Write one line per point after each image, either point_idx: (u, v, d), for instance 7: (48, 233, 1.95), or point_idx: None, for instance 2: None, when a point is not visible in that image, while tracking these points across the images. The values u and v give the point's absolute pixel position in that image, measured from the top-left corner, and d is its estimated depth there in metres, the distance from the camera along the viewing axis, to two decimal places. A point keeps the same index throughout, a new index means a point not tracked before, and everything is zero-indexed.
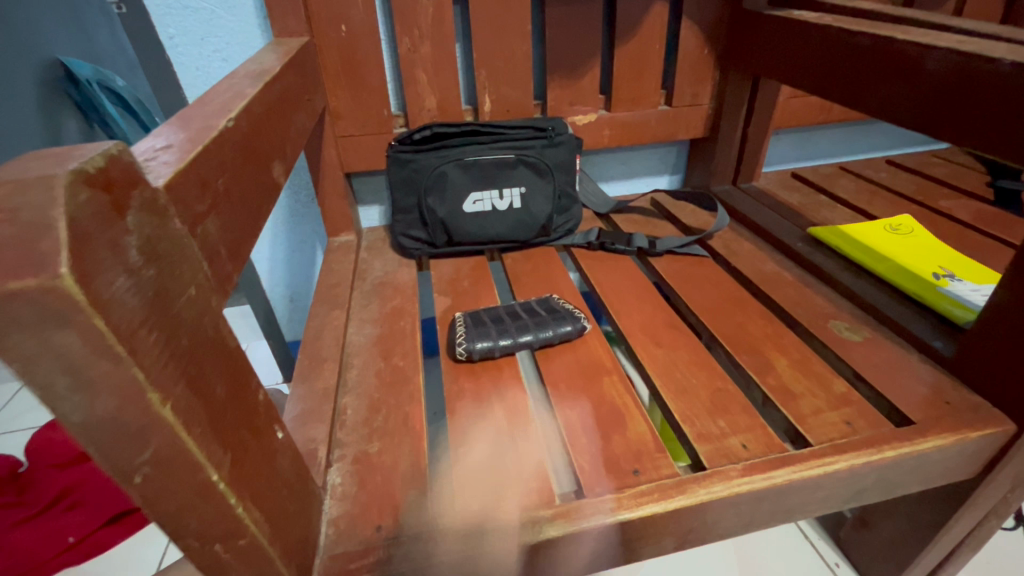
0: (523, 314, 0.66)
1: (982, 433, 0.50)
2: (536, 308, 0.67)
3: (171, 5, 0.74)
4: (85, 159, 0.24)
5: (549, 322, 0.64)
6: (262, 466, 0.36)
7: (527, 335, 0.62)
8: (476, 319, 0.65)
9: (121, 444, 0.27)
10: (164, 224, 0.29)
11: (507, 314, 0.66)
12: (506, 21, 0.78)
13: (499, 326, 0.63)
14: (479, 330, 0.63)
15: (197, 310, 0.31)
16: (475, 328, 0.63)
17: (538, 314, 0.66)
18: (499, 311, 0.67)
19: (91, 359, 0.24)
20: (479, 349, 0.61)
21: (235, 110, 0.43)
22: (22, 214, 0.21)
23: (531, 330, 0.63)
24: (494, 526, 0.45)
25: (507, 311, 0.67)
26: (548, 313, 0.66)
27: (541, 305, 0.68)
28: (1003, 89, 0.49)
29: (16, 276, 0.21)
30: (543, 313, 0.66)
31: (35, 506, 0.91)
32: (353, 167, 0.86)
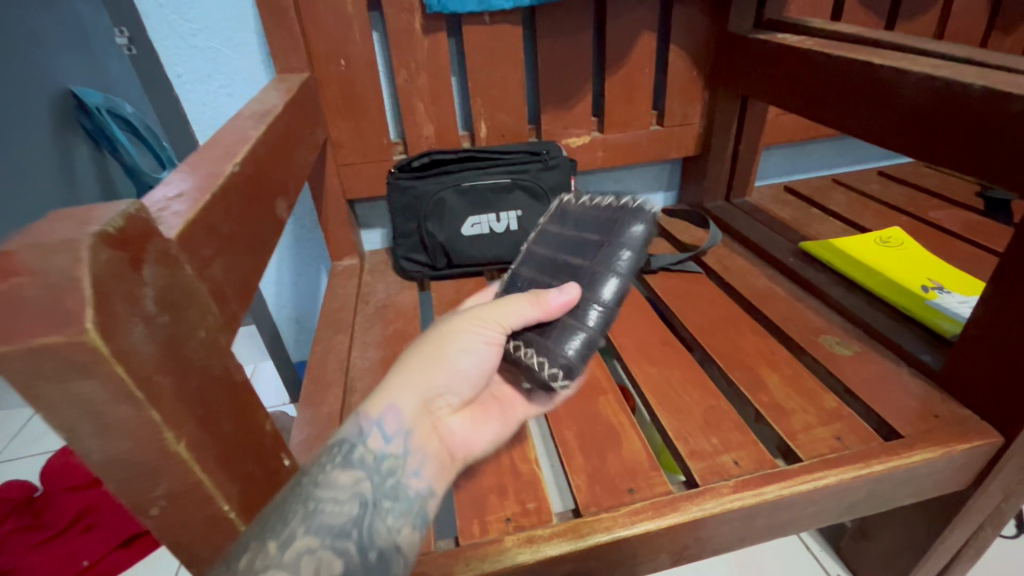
0: (574, 261, 0.53)
1: (970, 446, 0.51)
2: (583, 239, 0.55)
3: (180, 45, 0.77)
4: (105, 220, 0.26)
5: (614, 262, 0.51)
6: (269, 492, 0.38)
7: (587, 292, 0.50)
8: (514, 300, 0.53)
9: (136, 480, 0.29)
10: (176, 273, 0.31)
11: (550, 268, 0.54)
12: (499, 52, 0.81)
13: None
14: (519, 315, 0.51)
15: (206, 350, 0.33)
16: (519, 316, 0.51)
17: (594, 251, 0.53)
18: (538, 269, 0.55)
19: (111, 404, 0.26)
20: (561, 342, 0.48)
21: (240, 155, 0.45)
22: (48, 275, 0.24)
23: (594, 282, 0.50)
24: (493, 546, 0.46)
25: (543, 261, 0.55)
26: (607, 245, 0.53)
27: (586, 229, 0.56)
28: (975, 111, 0.51)
29: (46, 332, 0.23)
30: (600, 248, 0.53)
31: (51, 529, 0.93)
32: (355, 194, 0.89)
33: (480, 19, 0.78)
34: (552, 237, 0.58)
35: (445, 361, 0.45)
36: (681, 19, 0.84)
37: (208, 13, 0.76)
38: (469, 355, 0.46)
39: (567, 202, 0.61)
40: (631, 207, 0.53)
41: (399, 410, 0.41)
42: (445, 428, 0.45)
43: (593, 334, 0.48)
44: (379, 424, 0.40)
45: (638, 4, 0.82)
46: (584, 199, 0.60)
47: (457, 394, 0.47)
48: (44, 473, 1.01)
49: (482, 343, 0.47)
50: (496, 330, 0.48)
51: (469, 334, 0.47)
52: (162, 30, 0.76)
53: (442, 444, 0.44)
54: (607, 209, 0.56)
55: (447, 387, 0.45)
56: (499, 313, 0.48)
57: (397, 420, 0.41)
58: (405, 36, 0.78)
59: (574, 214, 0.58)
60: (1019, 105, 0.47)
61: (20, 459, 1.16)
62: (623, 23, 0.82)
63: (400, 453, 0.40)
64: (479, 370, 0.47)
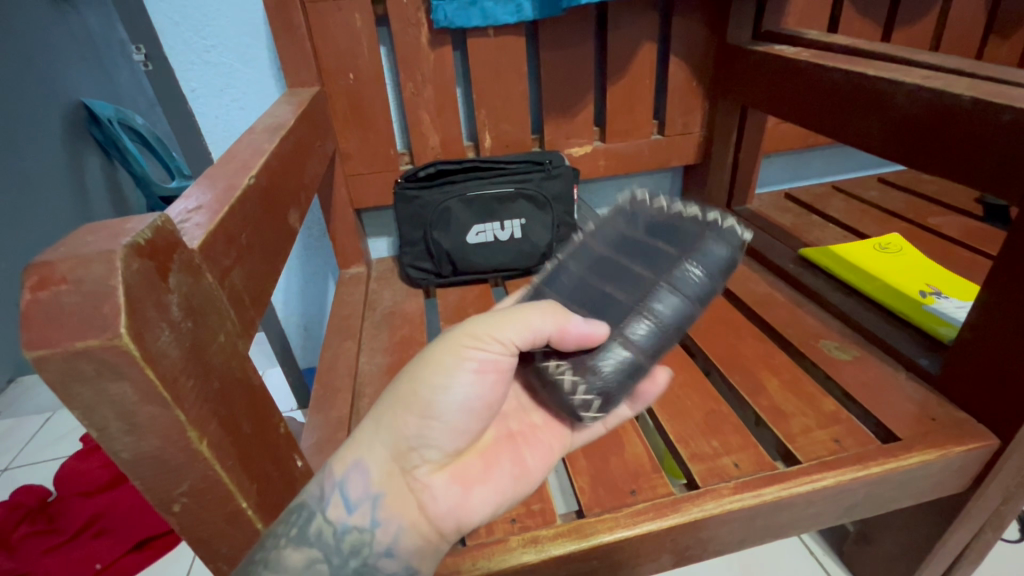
0: (635, 272, 0.47)
1: (966, 448, 0.52)
2: (651, 248, 0.49)
3: (194, 61, 0.80)
4: (136, 231, 0.28)
5: (681, 284, 0.46)
6: (284, 492, 0.39)
7: (644, 311, 0.45)
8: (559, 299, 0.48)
9: (162, 477, 0.31)
10: (198, 281, 0.33)
11: (608, 271, 0.49)
12: (503, 65, 0.83)
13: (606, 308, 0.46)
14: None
15: (225, 355, 0.34)
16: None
17: (661, 266, 0.47)
18: (594, 269, 0.49)
19: (140, 404, 0.28)
20: (609, 366, 0.43)
21: (256, 168, 0.47)
22: (85, 284, 0.26)
23: (654, 302, 0.45)
24: (499, 546, 0.48)
25: (601, 261, 0.50)
26: (677, 260, 0.47)
27: (656, 238, 0.49)
28: (965, 121, 0.52)
29: (83, 337, 0.25)
30: (670, 263, 0.47)
31: (65, 534, 0.95)
32: (363, 203, 0.91)
33: (484, 33, 0.80)
34: (615, 236, 0.51)
35: (422, 406, 0.40)
36: (680, 31, 0.86)
37: (222, 29, 0.79)
38: (451, 391, 0.41)
39: (640, 199, 0.54)
40: (712, 228, 0.48)
41: (365, 471, 0.40)
42: (424, 489, 0.42)
43: (642, 361, 0.44)
44: (341, 487, 0.39)
45: (638, 17, 0.84)
46: (662, 202, 0.52)
47: (439, 447, 0.42)
48: (57, 478, 1.04)
49: (471, 374, 0.42)
50: (490, 346, 0.42)
51: (453, 362, 0.41)
52: (177, 47, 0.78)
53: (418, 510, 0.41)
54: (685, 223, 0.50)
55: (424, 439, 0.41)
56: (491, 325, 0.42)
57: (361, 485, 0.39)
58: (411, 50, 0.80)
59: (645, 217, 0.52)
60: (1008, 115, 0.48)
61: (34, 464, 1.18)
62: (623, 35, 0.84)
63: (363, 521, 0.39)
64: (467, 411, 0.42)
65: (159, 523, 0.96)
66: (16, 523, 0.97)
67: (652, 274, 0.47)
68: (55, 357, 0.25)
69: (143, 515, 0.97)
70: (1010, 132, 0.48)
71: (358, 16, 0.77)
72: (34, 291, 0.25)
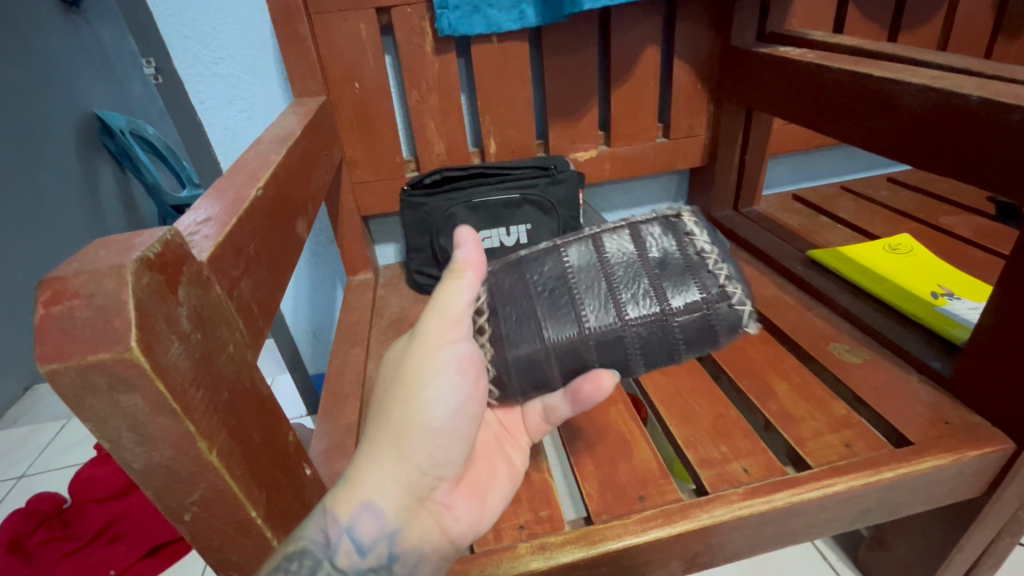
0: (612, 304, 0.44)
1: (981, 452, 0.51)
2: (649, 290, 0.44)
3: (203, 73, 0.81)
4: (146, 246, 0.29)
5: (639, 343, 0.44)
6: (293, 500, 0.39)
7: (587, 349, 0.44)
8: (530, 283, 0.46)
9: (174, 486, 0.31)
10: (207, 292, 0.33)
11: (596, 286, 0.44)
12: (507, 71, 0.84)
13: (565, 325, 0.44)
14: (519, 306, 0.45)
15: (234, 365, 0.35)
16: (528, 316, 0.45)
17: (638, 313, 0.44)
18: (588, 276, 0.45)
19: (151, 416, 0.28)
20: (520, 375, 0.45)
21: (263, 179, 0.48)
22: (97, 298, 0.26)
23: (601, 345, 0.44)
24: (507, 553, 0.48)
25: (593, 268, 0.45)
26: (655, 317, 0.44)
27: (663, 280, 0.44)
28: (974, 122, 0.51)
29: (95, 350, 0.25)
30: (648, 318, 0.44)
31: (79, 540, 0.96)
32: (369, 211, 0.91)
33: (488, 40, 0.81)
34: (633, 249, 0.45)
35: (418, 427, 0.41)
36: (684, 34, 0.86)
37: (230, 42, 0.80)
38: (441, 404, 0.42)
39: (680, 221, 0.46)
40: (717, 305, 0.44)
41: (375, 514, 0.39)
42: (439, 507, 0.44)
43: (555, 381, 0.46)
44: (351, 532, 0.39)
45: (641, 21, 0.84)
46: (702, 240, 0.45)
47: (445, 466, 0.44)
48: (72, 485, 1.05)
49: (454, 379, 0.43)
50: (452, 336, 0.43)
51: (430, 370, 0.42)
52: (186, 59, 0.80)
53: (438, 531, 0.44)
54: (703, 278, 0.44)
55: (431, 462, 0.43)
56: (440, 315, 0.43)
57: (374, 528, 0.39)
58: (416, 59, 0.81)
59: (673, 244, 0.45)
60: (1017, 115, 0.47)
61: (50, 471, 1.20)
62: (627, 39, 0.84)
63: (379, 560, 0.40)
64: (461, 418, 0.43)
65: (172, 529, 0.97)
66: (32, 530, 0.99)
67: (628, 320, 0.44)
68: (67, 370, 0.25)
69: (156, 522, 0.97)
70: (1019, 132, 0.48)
71: (363, 26, 0.77)
72: (48, 306, 0.26)
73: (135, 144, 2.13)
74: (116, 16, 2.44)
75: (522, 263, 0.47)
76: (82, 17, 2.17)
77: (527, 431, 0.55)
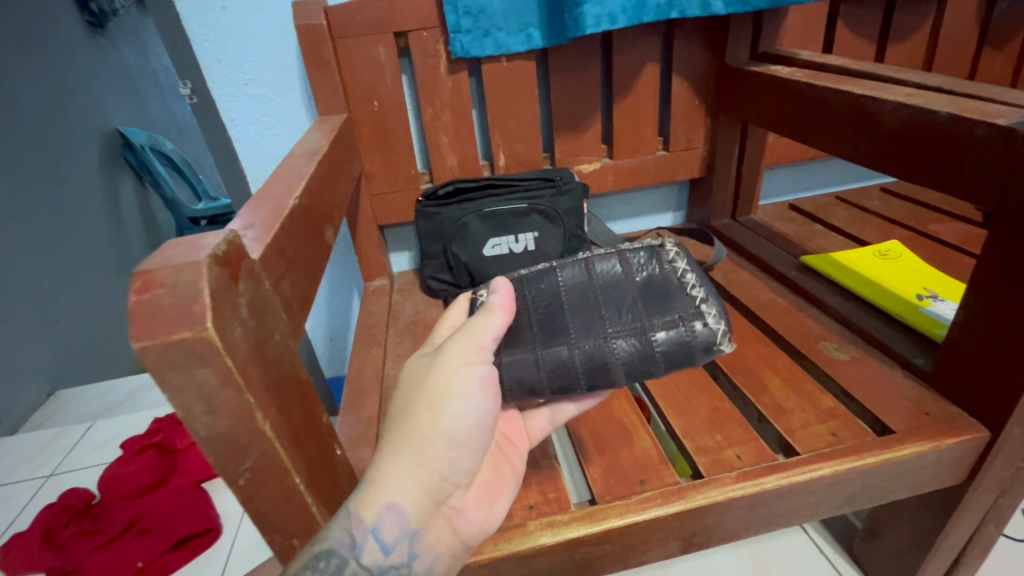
0: (597, 318, 0.51)
1: (958, 440, 0.55)
2: (629, 308, 0.50)
3: (233, 93, 0.88)
4: (214, 245, 0.34)
5: (621, 357, 0.49)
6: (327, 474, 0.44)
7: (573, 359, 0.50)
8: (529, 297, 0.53)
9: (233, 453, 0.36)
10: (259, 287, 0.39)
11: (581, 302, 0.51)
12: (516, 89, 0.90)
13: (555, 335, 0.51)
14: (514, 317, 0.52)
15: (281, 350, 0.40)
16: (523, 325, 0.51)
17: (620, 329, 0.50)
18: (574, 293, 0.52)
19: (219, 388, 0.33)
20: (513, 379, 0.50)
21: (299, 190, 0.53)
22: (179, 287, 0.31)
23: (586, 356, 0.50)
24: (518, 530, 0.52)
25: (583, 286, 0.52)
26: (635, 331, 0.50)
27: (643, 299, 0.51)
28: (944, 135, 0.56)
29: (178, 330, 0.31)
30: (629, 333, 0.50)
31: (108, 533, 1.00)
32: (386, 220, 0.97)
33: (497, 60, 0.87)
34: (617, 270, 0.52)
35: (443, 437, 0.45)
36: (681, 55, 0.92)
37: (258, 64, 0.86)
38: (465, 416, 0.46)
39: (666, 249, 0.53)
40: (691, 325, 0.49)
41: (398, 515, 0.42)
42: (453, 510, 0.47)
43: (542, 388, 0.51)
44: (376, 532, 0.41)
45: (640, 42, 0.90)
46: (682, 267, 0.52)
47: (461, 473, 0.47)
48: (101, 482, 1.10)
49: (478, 396, 0.46)
50: (479, 357, 0.47)
51: (459, 385, 0.45)
52: (219, 80, 0.86)
53: (452, 532, 0.47)
54: (679, 299, 0.50)
55: (450, 469, 0.46)
56: (470, 340, 0.47)
57: (397, 528, 0.42)
58: (431, 79, 0.87)
59: (655, 269, 0.52)
60: (981, 129, 0.52)
61: (78, 470, 1.25)
62: (627, 59, 0.90)
63: (400, 559, 0.42)
64: (480, 431, 0.47)
65: (196, 523, 1.01)
66: (64, 524, 1.03)
67: (608, 332, 0.50)
68: (155, 347, 0.31)
69: (181, 516, 1.02)
70: (983, 144, 0.53)
71: (382, 49, 0.84)
72: (139, 294, 0.31)
73: (155, 158, 2.22)
74: (138, 36, 2.55)
75: (525, 281, 0.54)
76: (107, 38, 2.28)
77: (528, 436, 0.58)
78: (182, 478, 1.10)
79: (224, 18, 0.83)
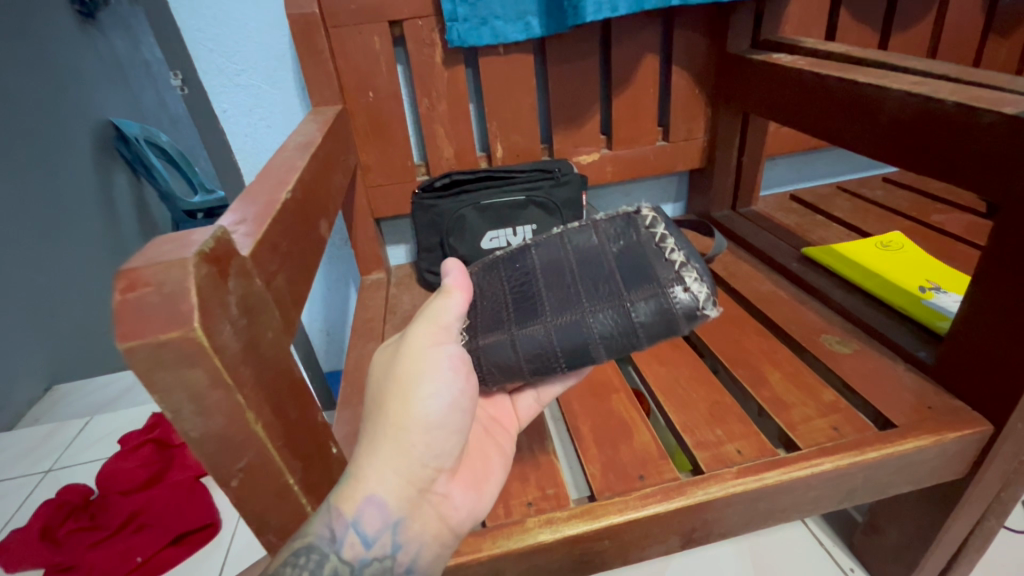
0: (574, 294, 0.51)
1: (960, 434, 0.55)
2: (606, 280, 0.50)
3: (226, 84, 0.86)
4: (202, 242, 0.33)
5: (598, 330, 0.49)
6: (323, 473, 0.44)
7: (550, 337, 0.50)
8: (506, 278, 0.55)
9: (225, 453, 0.35)
10: (251, 283, 0.38)
11: (557, 279, 0.52)
12: (513, 79, 0.88)
13: (531, 314, 0.51)
14: (491, 298, 0.54)
15: (274, 348, 0.39)
16: (499, 306, 0.53)
17: (597, 301, 0.50)
18: (550, 269, 0.53)
19: (209, 389, 0.32)
20: (493, 362, 0.51)
21: (291, 183, 0.52)
22: (167, 285, 0.30)
23: (563, 334, 0.50)
24: (517, 526, 0.52)
25: (558, 261, 0.53)
26: (612, 304, 0.49)
27: (620, 270, 0.50)
28: (950, 124, 0.55)
29: (166, 330, 0.30)
30: (606, 306, 0.49)
31: (107, 529, 1.00)
32: (382, 213, 0.96)
33: (494, 50, 0.85)
34: (592, 243, 0.52)
35: (417, 422, 0.45)
36: (681, 43, 0.90)
37: (249, 54, 0.84)
38: (436, 399, 0.46)
39: (642, 216, 0.52)
40: (672, 292, 0.48)
41: (378, 507, 0.42)
42: (439, 498, 0.47)
43: (523, 371, 0.51)
44: (356, 525, 0.41)
45: (640, 30, 0.88)
46: (660, 233, 0.51)
47: (442, 458, 0.47)
48: (98, 478, 1.09)
49: (447, 376, 0.47)
50: (443, 336, 0.49)
51: (426, 367, 0.46)
52: (210, 71, 0.85)
53: (439, 521, 0.47)
54: (658, 267, 0.49)
55: (431, 454, 0.46)
56: (434, 319, 0.49)
57: (378, 520, 0.42)
58: (427, 69, 0.85)
59: (632, 237, 0.51)
60: (987, 118, 0.51)
61: (75, 466, 1.25)
62: (626, 48, 0.88)
63: (383, 550, 0.42)
64: (456, 413, 0.47)
65: (194, 519, 1.01)
66: (61, 520, 1.03)
67: (585, 307, 0.50)
68: (142, 347, 0.30)
69: (179, 512, 1.02)
70: (988, 133, 0.52)
71: (377, 38, 0.82)
72: (125, 292, 0.30)
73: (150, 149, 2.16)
74: (129, 26, 2.51)
75: (501, 263, 0.56)
76: (98, 28, 2.24)
77: (517, 418, 0.60)
78: (179, 474, 1.09)
79: (214, 7, 0.81)
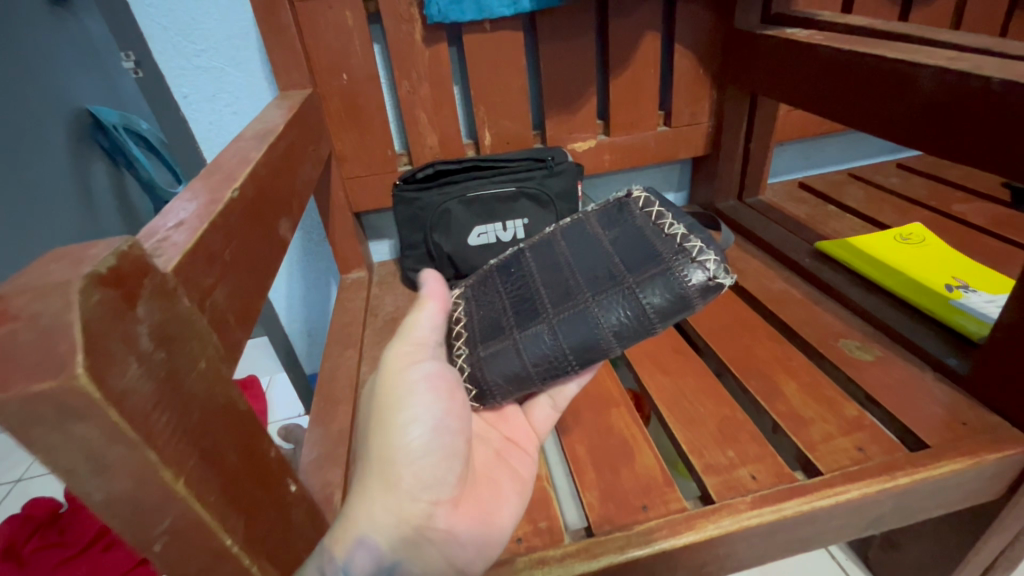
0: (574, 287, 0.49)
1: (1000, 456, 0.49)
2: (606, 267, 0.48)
3: (185, 67, 0.78)
4: (98, 259, 0.26)
5: (606, 318, 0.45)
6: (275, 521, 0.35)
7: (556, 334, 0.47)
8: (502, 287, 0.55)
9: (139, 519, 0.29)
10: (174, 305, 0.31)
11: (556, 277, 0.51)
12: (501, 58, 0.80)
13: (532, 316, 0.49)
14: (488, 307, 0.54)
15: (207, 382, 0.32)
16: (498, 313, 0.52)
17: (601, 289, 0.47)
18: (546, 269, 0.52)
19: (107, 446, 0.25)
20: (499, 372, 0.49)
21: (240, 178, 0.45)
22: (42, 319, 0.24)
23: (568, 330, 0.47)
24: (505, 567, 0.46)
25: (554, 259, 0.52)
26: (616, 290, 0.46)
27: (619, 254, 0.48)
28: (995, 105, 0.48)
29: (36, 379, 0.23)
30: (611, 292, 0.46)
31: (75, 547, 0.94)
32: (361, 206, 0.88)
33: (480, 26, 0.77)
34: (586, 236, 0.52)
35: (400, 451, 0.43)
36: (686, 18, 0.83)
37: (209, 33, 0.76)
38: (417, 425, 0.44)
39: (633, 200, 0.51)
40: (678, 266, 0.44)
41: (369, 549, 0.39)
42: (440, 536, 0.43)
43: (531, 374, 0.48)
44: (347, 571, 0.37)
45: (640, 3, 0.80)
46: (654, 212, 0.49)
47: (437, 487, 0.44)
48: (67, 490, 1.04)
49: (427, 398, 0.46)
50: (422, 355, 0.49)
51: (403, 390, 0.46)
52: (166, 51, 0.77)
53: (443, 561, 0.42)
54: (658, 244, 0.46)
55: (421, 485, 0.43)
56: (410, 337, 0.50)
57: (369, 563, 0.39)
58: (406, 48, 0.77)
59: (626, 222, 0.50)
60: None
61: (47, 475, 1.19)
62: (626, 24, 0.81)
63: None
64: (442, 437, 0.45)
65: None
66: (27, 537, 0.98)
67: (588, 297, 0.47)
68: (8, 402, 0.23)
69: None
70: None
71: (349, 14, 0.74)
72: None
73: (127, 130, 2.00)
74: None
75: (496, 273, 0.56)
76: (70, 10, 2.13)
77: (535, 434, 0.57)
78: None
79: None
